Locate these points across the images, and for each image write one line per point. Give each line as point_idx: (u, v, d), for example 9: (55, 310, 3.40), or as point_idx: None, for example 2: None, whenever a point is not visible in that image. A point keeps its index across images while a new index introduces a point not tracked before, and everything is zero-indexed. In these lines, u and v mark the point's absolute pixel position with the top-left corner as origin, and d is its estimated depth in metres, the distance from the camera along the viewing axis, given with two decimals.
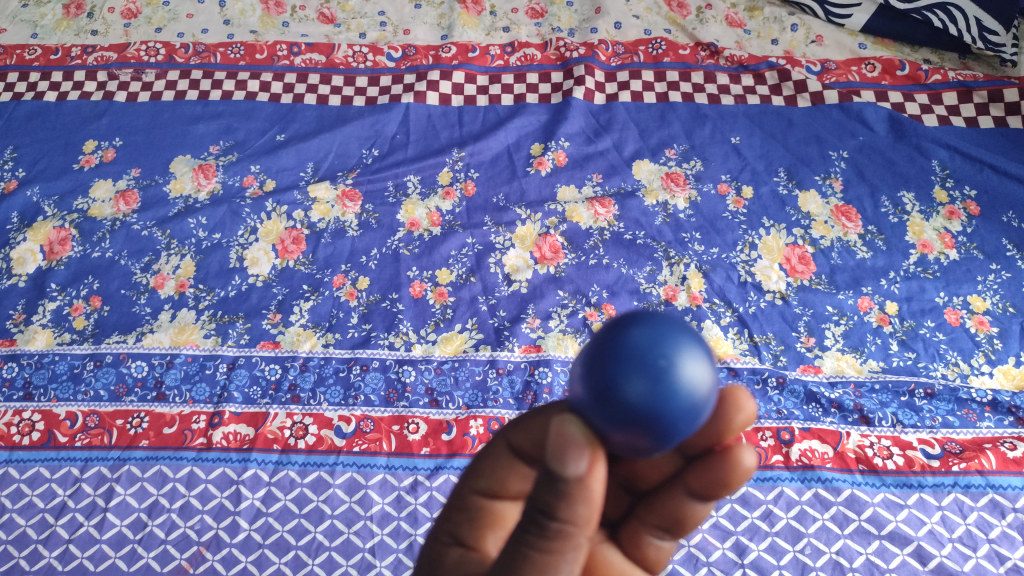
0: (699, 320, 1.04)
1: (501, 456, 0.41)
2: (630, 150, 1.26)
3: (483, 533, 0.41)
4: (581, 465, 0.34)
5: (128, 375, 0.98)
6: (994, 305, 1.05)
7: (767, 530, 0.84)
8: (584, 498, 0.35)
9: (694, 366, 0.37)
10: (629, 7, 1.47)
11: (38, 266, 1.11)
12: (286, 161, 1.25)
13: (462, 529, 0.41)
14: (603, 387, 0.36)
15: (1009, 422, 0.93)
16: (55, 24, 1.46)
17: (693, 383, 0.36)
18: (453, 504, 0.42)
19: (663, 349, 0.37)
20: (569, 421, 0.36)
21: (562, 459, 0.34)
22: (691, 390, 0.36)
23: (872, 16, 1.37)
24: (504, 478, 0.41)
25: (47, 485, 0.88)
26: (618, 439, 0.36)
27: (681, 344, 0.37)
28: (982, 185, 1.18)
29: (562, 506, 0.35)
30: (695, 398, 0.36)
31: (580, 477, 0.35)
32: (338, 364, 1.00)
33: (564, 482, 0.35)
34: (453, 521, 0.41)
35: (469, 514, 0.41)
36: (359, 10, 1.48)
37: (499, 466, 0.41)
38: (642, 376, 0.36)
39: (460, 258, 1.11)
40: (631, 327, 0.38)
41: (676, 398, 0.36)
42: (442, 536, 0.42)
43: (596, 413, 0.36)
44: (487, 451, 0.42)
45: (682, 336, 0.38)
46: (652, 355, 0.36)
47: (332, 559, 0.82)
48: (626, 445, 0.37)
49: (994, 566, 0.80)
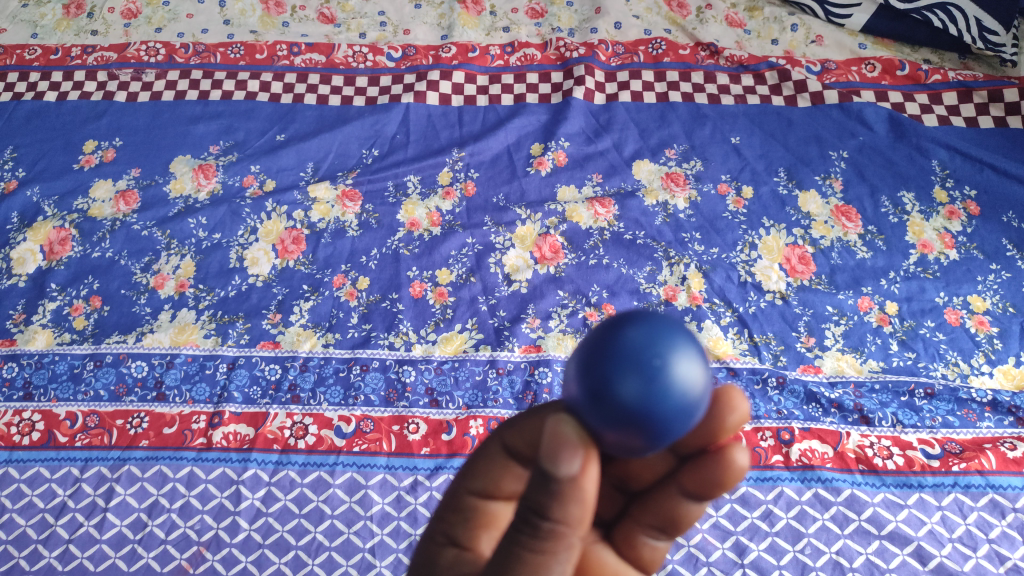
0: (699, 320, 1.04)
1: (495, 457, 0.41)
2: (630, 150, 1.26)
3: (477, 533, 0.41)
4: (574, 465, 0.35)
5: (128, 375, 0.98)
6: (994, 305, 1.05)
7: (766, 530, 0.84)
8: (577, 499, 0.35)
9: (689, 366, 0.37)
10: (629, 6, 1.46)
11: (38, 266, 1.11)
12: (286, 161, 1.25)
13: (456, 530, 0.41)
14: (597, 387, 0.36)
15: (1009, 422, 0.93)
16: (55, 24, 1.46)
17: (688, 383, 0.36)
18: (448, 504, 0.42)
19: (657, 349, 0.36)
20: (563, 420, 0.36)
21: (555, 459, 0.35)
22: (685, 390, 0.36)
23: (872, 16, 1.37)
24: (498, 478, 0.41)
25: (47, 485, 0.89)
26: (612, 439, 0.36)
27: (675, 344, 0.37)
28: (982, 185, 1.18)
29: (555, 506, 0.35)
30: (689, 398, 0.36)
31: (573, 477, 0.35)
32: (338, 364, 1.00)
33: (558, 482, 0.35)
34: (447, 522, 0.41)
35: (463, 514, 0.41)
36: (359, 10, 1.48)
37: (493, 466, 0.41)
38: (636, 375, 0.36)
39: (460, 258, 1.11)
40: (627, 327, 0.38)
41: (669, 398, 0.36)
42: (437, 536, 0.41)
43: (591, 412, 0.36)
44: (482, 451, 0.42)
45: (677, 336, 0.38)
46: (647, 355, 0.36)
47: (332, 559, 0.82)
48: (620, 444, 0.37)
49: (994, 566, 0.80)
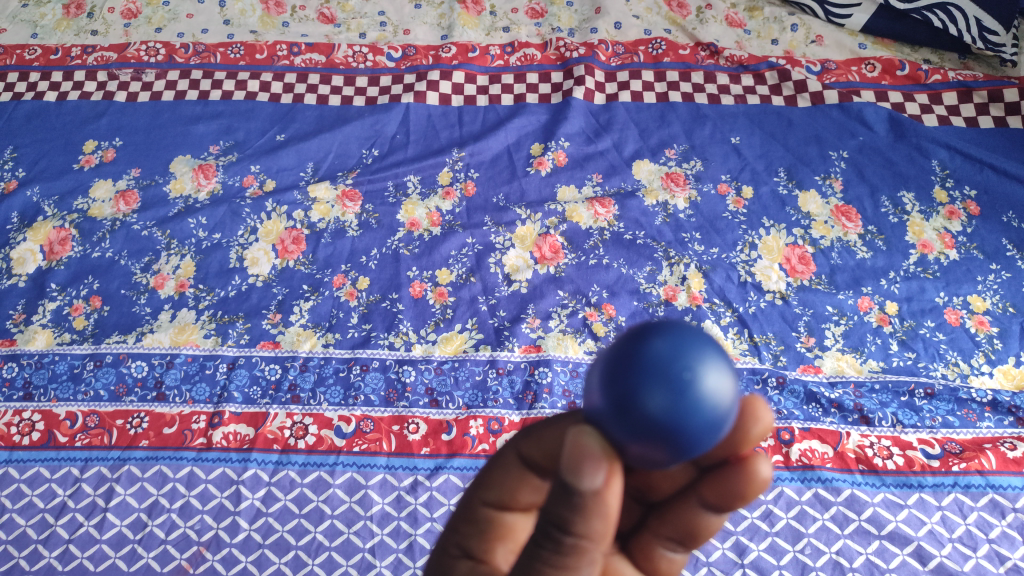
0: (699, 320, 1.04)
1: (511, 467, 0.40)
2: (630, 150, 1.26)
3: (493, 546, 0.40)
4: (598, 479, 0.34)
5: (128, 375, 0.98)
6: (994, 305, 1.05)
7: (767, 530, 0.84)
8: (600, 513, 0.35)
9: (718, 379, 0.36)
10: (629, 7, 1.47)
11: (38, 266, 1.11)
12: (286, 162, 1.25)
13: (470, 542, 0.40)
14: (623, 398, 0.35)
15: (1009, 422, 0.93)
16: (55, 24, 1.45)
17: (716, 396, 0.36)
18: (462, 516, 0.41)
19: (685, 361, 0.36)
20: (585, 433, 0.35)
21: (577, 472, 0.34)
22: (714, 404, 0.35)
23: (872, 16, 1.37)
24: (515, 489, 0.40)
25: (46, 485, 0.88)
26: (635, 451, 0.36)
27: (703, 354, 0.36)
28: (982, 185, 1.18)
29: (578, 520, 0.35)
30: (718, 411, 0.36)
31: (596, 490, 0.34)
32: (338, 364, 1.00)
33: (580, 495, 0.34)
34: (462, 533, 0.41)
35: (478, 526, 0.40)
36: (359, 10, 1.48)
37: (510, 477, 0.40)
38: (665, 388, 0.35)
39: (460, 258, 1.11)
40: (652, 338, 0.37)
41: (698, 411, 0.35)
42: (451, 548, 0.41)
43: (615, 424, 0.35)
44: (497, 461, 0.41)
45: (704, 347, 0.37)
46: (675, 367, 0.35)
47: (332, 559, 0.82)
48: (643, 456, 0.36)
49: (994, 566, 0.80)
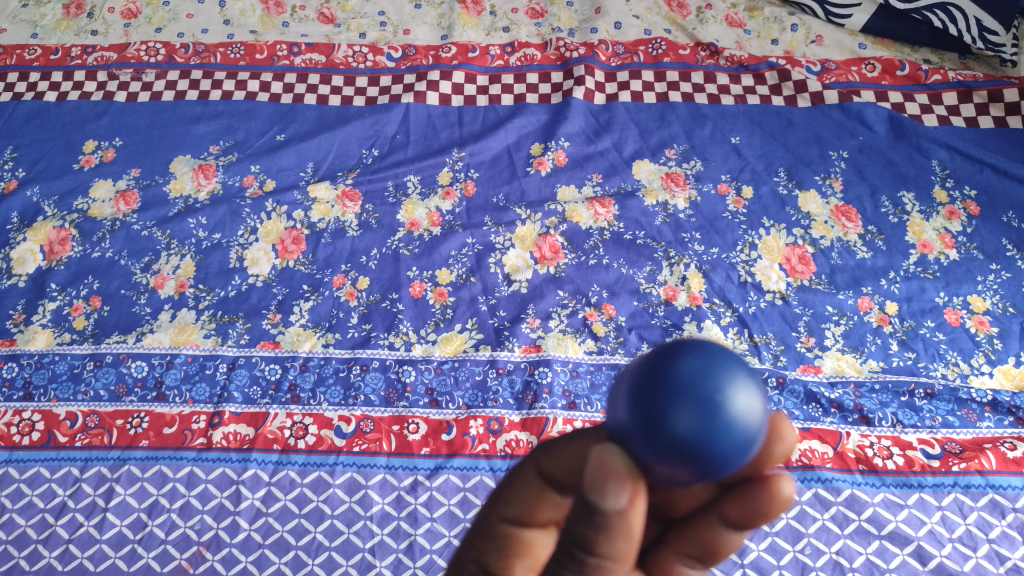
0: (699, 320, 1.04)
1: (531, 483, 0.39)
2: (630, 150, 1.26)
3: (511, 562, 0.39)
4: (622, 499, 0.34)
5: (128, 375, 0.98)
6: (994, 305, 1.05)
7: (767, 531, 0.83)
8: (623, 533, 0.35)
9: (749, 400, 0.35)
10: (629, 6, 1.46)
11: (38, 266, 1.11)
12: (286, 162, 1.25)
13: (488, 558, 0.40)
14: (650, 417, 0.34)
15: (1009, 422, 0.93)
16: (55, 24, 1.45)
17: (746, 418, 0.35)
18: (480, 531, 0.41)
19: (715, 381, 0.35)
20: (610, 451, 0.35)
21: (602, 491, 0.34)
22: (744, 426, 0.35)
23: (872, 16, 1.37)
24: (534, 506, 0.39)
25: (47, 485, 0.89)
26: (660, 471, 0.35)
27: (734, 375, 0.36)
28: (982, 185, 1.18)
29: (602, 540, 0.35)
30: (747, 432, 0.35)
31: (620, 510, 0.34)
32: (338, 364, 1.00)
33: (604, 514, 0.35)
34: (479, 549, 0.40)
35: (496, 542, 0.39)
36: (359, 10, 1.48)
37: (529, 493, 0.39)
38: (696, 408, 0.34)
39: (460, 258, 1.12)
40: (680, 356, 0.36)
41: (729, 433, 0.35)
42: (467, 564, 0.40)
43: (641, 442, 0.35)
44: (517, 477, 0.41)
45: (735, 367, 0.36)
46: (705, 387, 0.35)
47: (332, 559, 0.82)
48: (666, 476, 0.36)
49: (994, 566, 0.80)
